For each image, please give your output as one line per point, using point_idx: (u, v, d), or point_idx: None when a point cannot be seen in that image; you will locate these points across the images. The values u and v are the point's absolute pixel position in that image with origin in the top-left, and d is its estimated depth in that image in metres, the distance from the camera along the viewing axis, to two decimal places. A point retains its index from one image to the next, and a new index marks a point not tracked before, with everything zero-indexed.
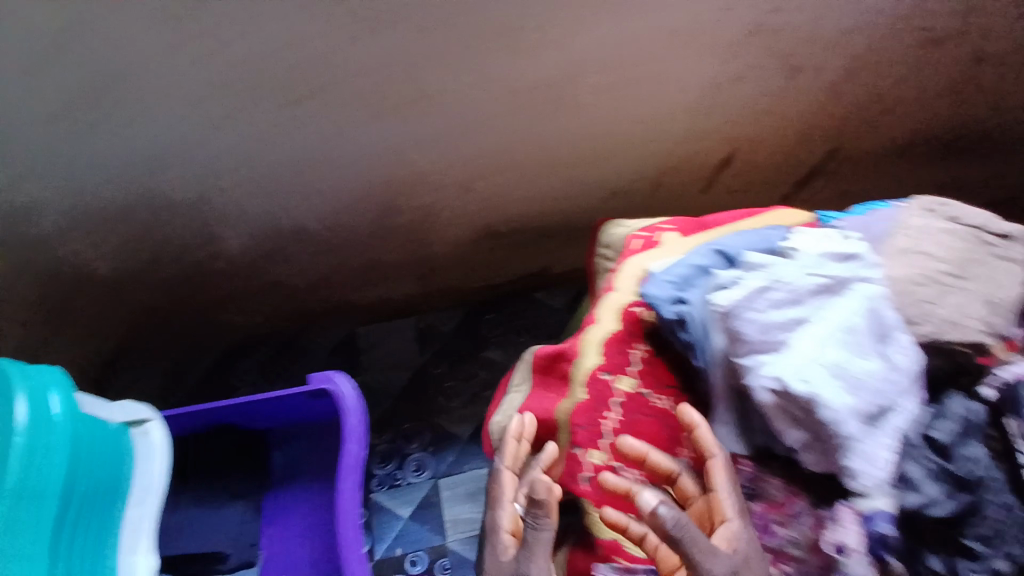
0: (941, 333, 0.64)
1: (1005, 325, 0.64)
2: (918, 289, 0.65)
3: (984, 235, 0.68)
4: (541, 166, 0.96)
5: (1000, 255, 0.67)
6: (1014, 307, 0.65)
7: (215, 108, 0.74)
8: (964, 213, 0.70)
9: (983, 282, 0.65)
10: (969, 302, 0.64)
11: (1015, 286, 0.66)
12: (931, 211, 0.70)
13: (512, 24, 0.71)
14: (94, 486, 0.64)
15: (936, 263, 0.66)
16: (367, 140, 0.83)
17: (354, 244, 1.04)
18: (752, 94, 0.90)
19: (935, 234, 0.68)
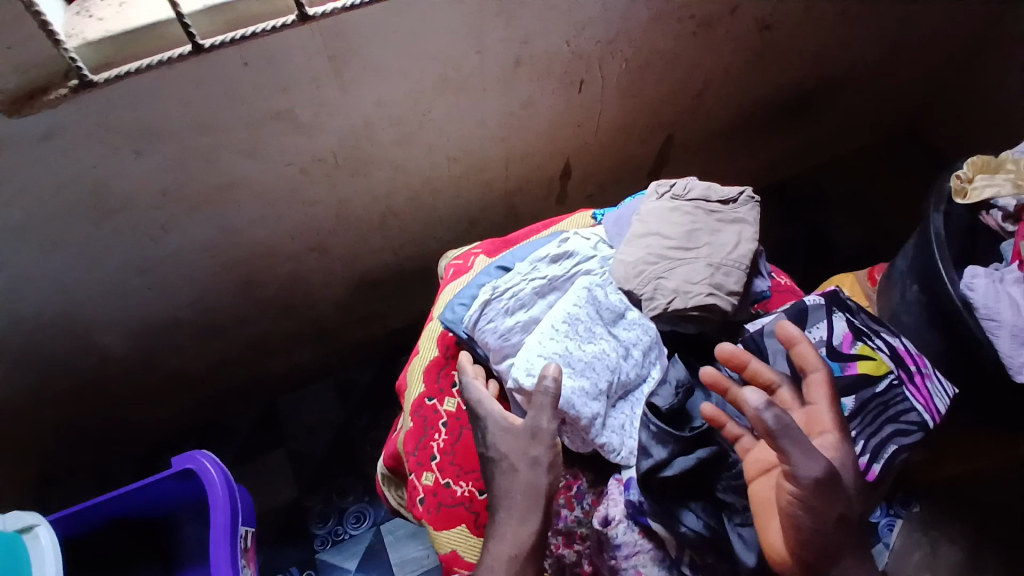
0: (674, 307, 0.60)
1: (737, 285, 0.61)
2: (644, 268, 0.63)
3: (707, 203, 0.66)
4: (384, 216, 1.00)
5: (724, 219, 0.65)
6: (743, 265, 0.61)
7: (29, 242, 0.75)
8: (689, 188, 0.68)
9: (710, 249, 0.62)
10: (696, 269, 0.61)
11: (742, 248, 0.62)
12: (660, 195, 0.69)
13: (287, 113, 0.75)
14: None
15: (662, 240, 0.64)
16: (197, 231, 0.86)
17: (235, 328, 1.08)
18: (552, 109, 0.96)
19: (662, 213, 0.66)
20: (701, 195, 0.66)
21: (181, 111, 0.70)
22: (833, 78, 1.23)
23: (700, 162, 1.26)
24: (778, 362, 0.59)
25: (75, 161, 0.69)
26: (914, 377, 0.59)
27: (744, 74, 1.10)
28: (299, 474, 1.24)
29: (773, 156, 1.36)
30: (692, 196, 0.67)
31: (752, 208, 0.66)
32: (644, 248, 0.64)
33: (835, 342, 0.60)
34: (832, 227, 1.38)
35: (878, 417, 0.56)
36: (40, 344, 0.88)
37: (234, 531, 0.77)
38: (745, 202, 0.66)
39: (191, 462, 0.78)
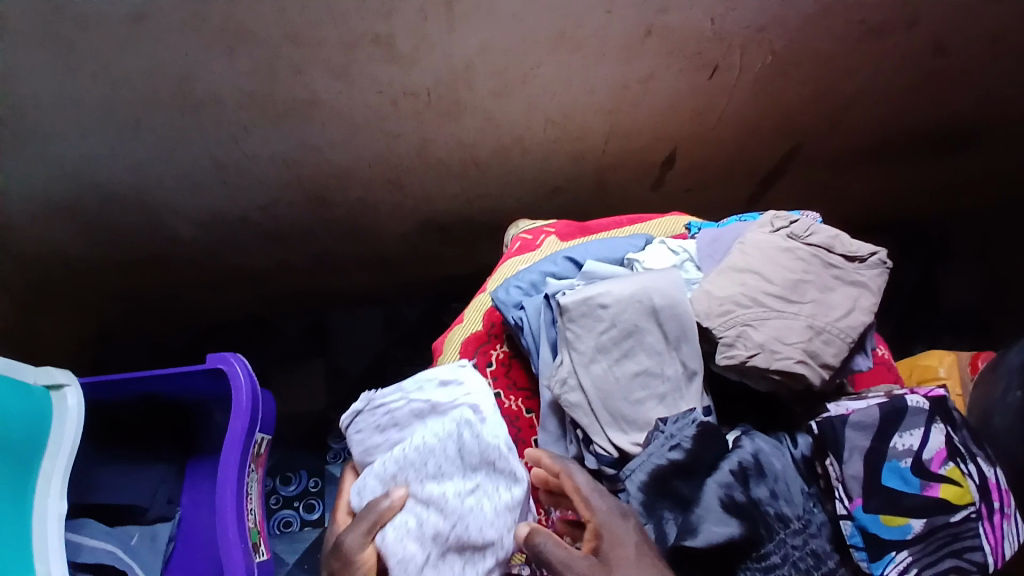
0: (754, 363, 0.51)
1: (834, 359, 0.52)
2: (732, 308, 0.54)
3: (829, 255, 0.57)
4: (467, 162, 0.94)
5: (843, 279, 0.55)
6: (849, 338, 0.52)
7: (133, 107, 0.77)
8: (811, 231, 0.59)
9: (815, 308, 0.54)
10: (793, 327, 0.52)
11: (853, 318, 0.53)
12: (774, 229, 0.60)
13: (386, 40, 0.71)
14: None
15: (762, 282, 0.55)
16: (282, 137, 0.84)
17: (299, 237, 1.07)
18: (673, 90, 0.86)
19: (772, 251, 0.57)
20: (824, 243, 0.57)
21: (277, 18, 0.68)
22: (1011, 120, 1.04)
23: (823, 179, 1.12)
24: (852, 462, 0.50)
25: (170, 48, 0.70)
26: (995, 514, 0.50)
27: (904, 97, 0.95)
28: (331, 390, 1.25)
29: (909, 194, 1.19)
30: (813, 241, 0.58)
31: (879, 275, 0.56)
32: (739, 285, 0.55)
33: (925, 456, 0.50)
34: (953, 286, 1.21)
35: (941, 549, 0.48)
36: (122, 204, 0.95)
37: (248, 440, 0.78)
38: (873, 265, 0.57)
39: (223, 364, 0.80)
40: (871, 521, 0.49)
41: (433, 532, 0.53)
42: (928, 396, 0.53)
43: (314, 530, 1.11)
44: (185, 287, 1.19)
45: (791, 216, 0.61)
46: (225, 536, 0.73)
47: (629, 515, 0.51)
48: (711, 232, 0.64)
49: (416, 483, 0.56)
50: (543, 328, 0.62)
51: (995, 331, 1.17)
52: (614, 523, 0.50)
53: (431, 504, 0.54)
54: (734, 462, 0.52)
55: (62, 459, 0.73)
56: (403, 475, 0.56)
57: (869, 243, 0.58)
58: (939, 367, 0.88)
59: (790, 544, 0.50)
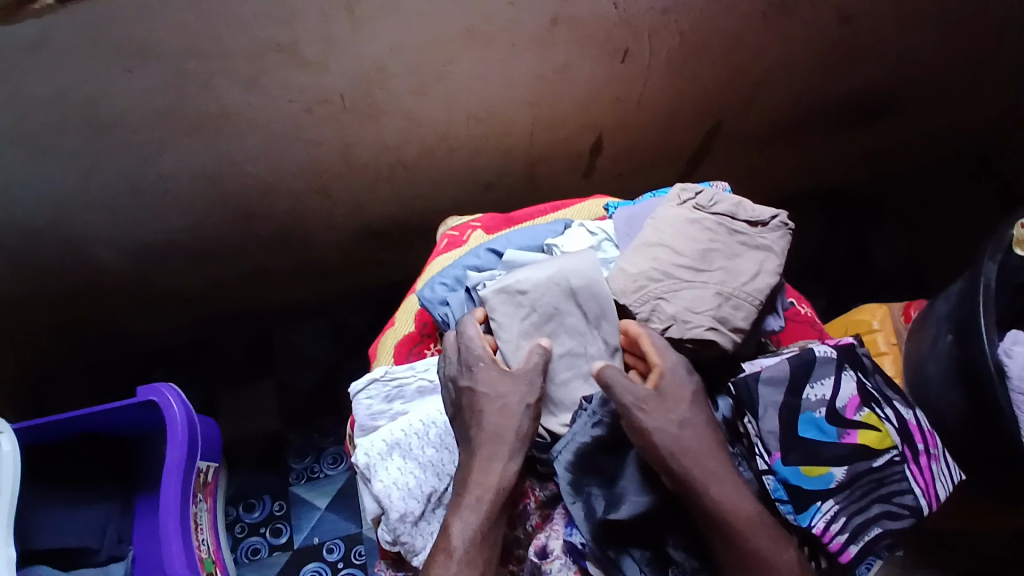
0: (669, 334, 0.54)
1: (745, 322, 0.54)
2: (645, 283, 0.56)
3: (733, 222, 0.58)
4: (395, 164, 0.94)
5: (748, 244, 0.57)
6: (757, 300, 0.54)
7: (36, 136, 0.74)
8: (715, 201, 0.60)
9: (723, 275, 0.55)
10: (703, 296, 0.54)
11: (760, 281, 0.55)
12: (681, 202, 0.61)
13: (291, 46, 0.71)
14: None
15: (672, 255, 0.56)
16: (201, 154, 0.82)
17: (234, 256, 1.05)
18: (590, 77, 0.87)
19: (679, 223, 0.59)
20: (728, 211, 0.59)
21: (175, 32, 0.66)
22: (917, 82, 1.09)
23: (750, 153, 1.15)
24: (768, 417, 0.51)
25: (65, 72, 0.68)
26: (919, 456, 0.53)
27: (813, 67, 0.99)
28: (287, 407, 1.23)
29: (833, 160, 1.24)
30: (717, 210, 0.59)
31: (782, 236, 0.58)
32: (651, 260, 0.57)
33: (838, 406, 0.52)
34: (881, 244, 1.26)
35: (868, 495, 0.50)
36: (40, 238, 0.91)
37: (189, 467, 0.76)
38: (776, 228, 0.59)
39: (156, 393, 0.77)
40: (792, 473, 0.50)
41: (428, 490, 0.59)
42: (836, 345, 0.55)
43: (284, 554, 1.10)
44: (122, 318, 1.16)
45: (697, 187, 0.63)
46: (172, 567, 0.71)
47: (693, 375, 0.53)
48: (624, 210, 0.66)
49: (414, 448, 0.61)
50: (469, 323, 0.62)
51: (924, 283, 1.22)
52: (678, 376, 0.52)
53: (427, 464, 0.60)
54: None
55: (2, 506, 0.70)
56: (400, 439, 0.62)
57: (771, 207, 0.60)
58: (872, 320, 0.91)
59: None
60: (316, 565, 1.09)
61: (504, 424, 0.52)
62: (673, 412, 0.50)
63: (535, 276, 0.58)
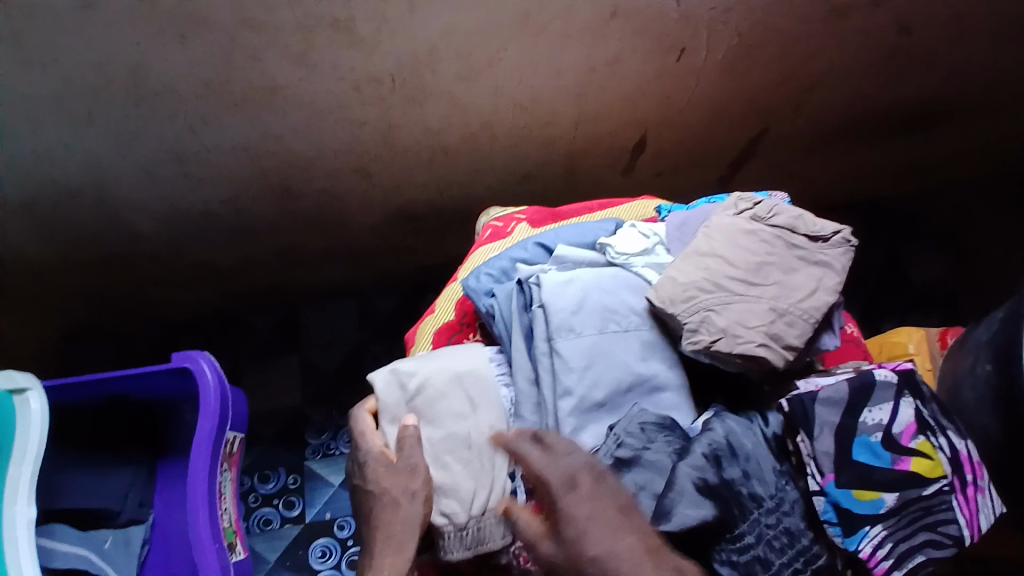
0: (719, 348, 0.51)
1: (798, 340, 0.52)
2: (695, 294, 0.54)
3: (792, 235, 0.57)
4: (435, 149, 0.92)
5: (808, 259, 0.56)
6: (812, 319, 0.53)
7: (85, 99, 0.74)
8: (774, 212, 0.59)
9: (777, 290, 0.54)
10: (754, 311, 0.53)
11: (817, 298, 0.54)
12: (738, 211, 0.60)
13: (346, 24, 0.69)
14: None
15: (725, 266, 0.55)
16: (245, 126, 0.82)
17: (266, 230, 1.05)
18: (641, 72, 0.85)
19: (735, 234, 0.58)
20: (787, 224, 0.58)
21: (231, 1, 0.65)
22: (970, 99, 1.06)
23: (792, 161, 1.13)
24: (824, 438, 0.51)
25: (119, 35, 0.67)
26: (967, 487, 0.51)
27: (866, 76, 0.96)
28: (306, 384, 1.23)
29: (874, 173, 1.21)
30: (776, 222, 0.58)
31: (843, 253, 0.57)
32: (702, 271, 0.55)
33: (894, 430, 0.51)
34: (917, 261, 1.23)
35: (915, 523, 0.49)
36: (79, 201, 0.91)
37: (219, 439, 0.76)
38: (838, 244, 0.57)
39: (190, 362, 0.77)
40: (843, 496, 0.49)
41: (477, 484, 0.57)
42: (896, 369, 0.54)
43: (295, 527, 1.11)
44: (150, 285, 1.16)
45: (756, 198, 0.62)
46: (198, 537, 0.71)
47: (578, 484, 0.49)
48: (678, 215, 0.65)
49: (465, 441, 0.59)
50: (512, 320, 0.61)
51: (958, 304, 1.20)
52: (566, 497, 0.48)
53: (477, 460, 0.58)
54: (706, 445, 0.51)
55: (30, 464, 0.71)
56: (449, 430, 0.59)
57: (833, 222, 0.59)
58: (908, 343, 0.91)
59: (764, 524, 0.50)
60: (326, 541, 1.10)
61: (390, 516, 0.56)
62: (590, 544, 0.46)
63: (582, 273, 0.61)
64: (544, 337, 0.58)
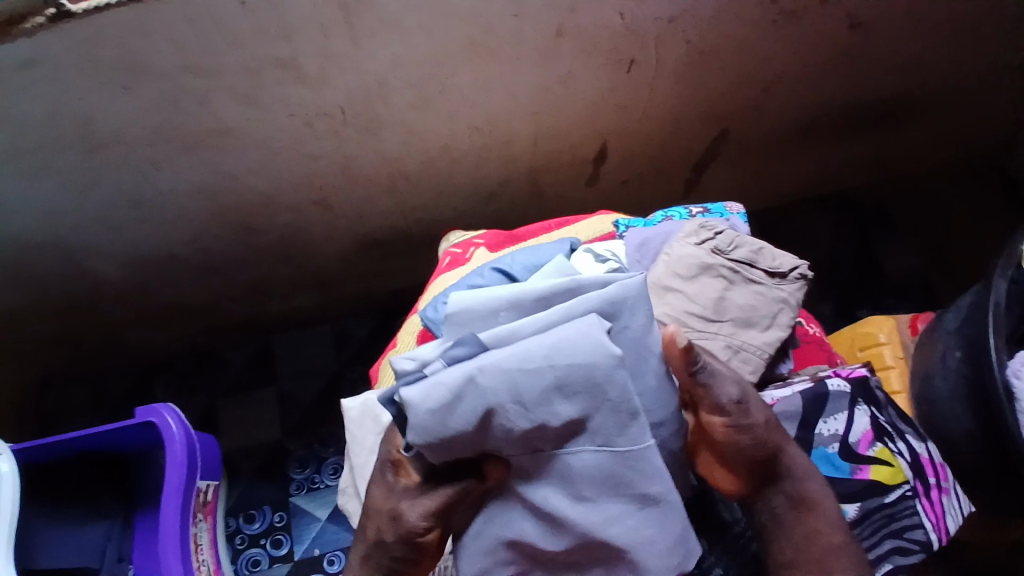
0: None
1: (752, 375, 0.55)
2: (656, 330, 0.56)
3: (751, 271, 0.58)
4: (396, 176, 0.92)
5: (764, 296, 0.57)
6: (767, 354, 0.55)
7: (31, 153, 0.73)
8: (735, 244, 0.59)
9: (734, 327, 0.56)
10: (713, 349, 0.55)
11: (771, 333, 0.56)
12: (700, 241, 0.60)
13: (290, 62, 0.69)
14: None
15: (685, 302, 0.56)
16: (200, 168, 0.81)
17: (234, 267, 1.04)
18: (594, 88, 0.85)
19: (693, 268, 0.58)
20: (748, 258, 0.59)
21: (170, 50, 0.65)
22: (925, 90, 1.07)
23: (755, 162, 1.14)
24: None
25: (59, 91, 0.66)
26: (931, 490, 0.55)
27: (821, 76, 0.97)
28: (288, 417, 1.23)
29: (838, 167, 1.22)
30: (736, 256, 0.59)
31: (798, 289, 0.58)
32: (664, 304, 0.57)
33: (850, 440, 0.56)
34: (886, 252, 1.25)
35: (880, 531, 0.53)
36: (37, 252, 0.90)
37: (189, 489, 0.75)
38: (794, 280, 0.58)
39: (155, 414, 0.76)
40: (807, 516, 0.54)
41: None
42: (849, 378, 0.59)
43: (284, 565, 1.10)
44: (121, 328, 1.15)
45: (717, 225, 0.61)
46: None
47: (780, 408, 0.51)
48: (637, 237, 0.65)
49: None
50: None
51: (930, 293, 1.21)
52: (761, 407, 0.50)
53: None
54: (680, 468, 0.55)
55: (1, 528, 0.72)
56: None
57: (792, 256, 0.60)
58: (879, 334, 0.90)
59: None
60: None
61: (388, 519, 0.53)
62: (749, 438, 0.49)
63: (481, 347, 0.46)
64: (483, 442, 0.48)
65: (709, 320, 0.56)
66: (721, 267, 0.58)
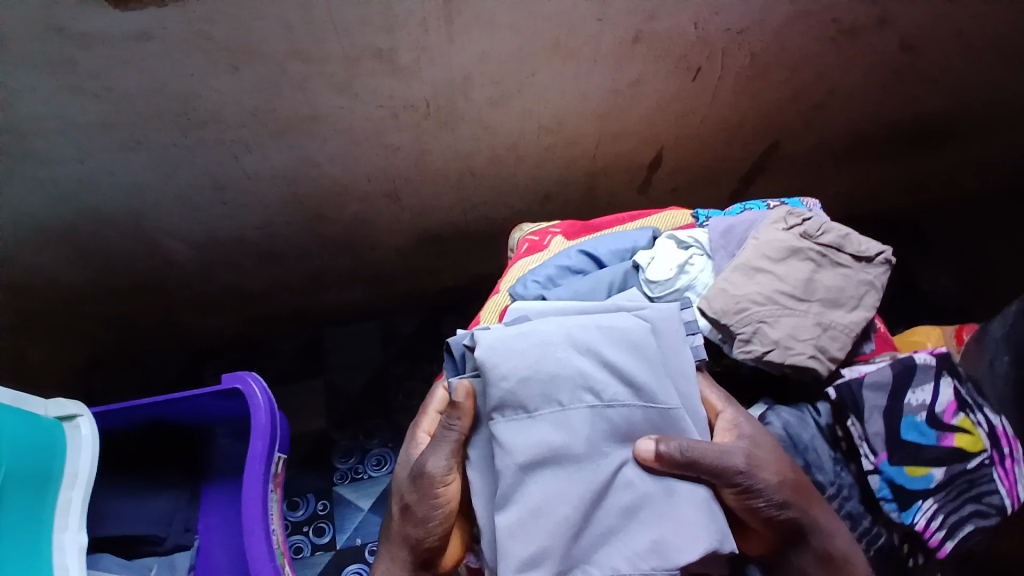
0: (771, 357, 0.59)
1: (840, 351, 0.60)
2: (748, 306, 0.61)
3: (838, 254, 0.64)
4: (463, 172, 0.96)
5: (849, 278, 0.63)
6: (852, 332, 0.60)
7: (135, 126, 0.78)
8: (823, 230, 0.65)
9: (822, 306, 0.61)
10: (803, 324, 0.60)
11: (856, 314, 0.62)
12: (788, 227, 0.66)
13: (388, 54, 0.73)
14: (14, 474, 0.67)
15: (775, 281, 0.62)
16: (286, 152, 0.86)
17: (296, 254, 1.08)
18: (660, 94, 0.90)
19: (784, 251, 0.63)
20: (835, 243, 0.64)
21: (283, 35, 0.69)
22: (969, 115, 1.12)
23: (801, 177, 1.18)
24: (873, 420, 0.60)
25: (174, 67, 0.71)
26: (1005, 459, 0.59)
27: (872, 95, 1.01)
28: (333, 407, 1.25)
29: (878, 187, 1.26)
30: (825, 240, 0.64)
31: (883, 273, 0.64)
32: (756, 283, 0.62)
33: (937, 410, 0.60)
34: (924, 273, 1.27)
35: (961, 495, 0.58)
36: (119, 225, 0.94)
37: (270, 457, 0.78)
38: (878, 265, 0.64)
39: (241, 382, 0.79)
40: (897, 473, 0.59)
41: None
42: (934, 354, 0.62)
43: (325, 554, 1.11)
44: (180, 310, 1.18)
45: (804, 213, 0.67)
46: (255, 555, 0.72)
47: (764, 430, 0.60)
48: (719, 226, 0.69)
49: None
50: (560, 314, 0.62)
51: (967, 314, 1.23)
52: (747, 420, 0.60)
53: None
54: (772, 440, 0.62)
55: (79, 489, 0.75)
56: None
57: (876, 242, 0.65)
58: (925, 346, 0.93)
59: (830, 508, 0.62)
60: (357, 567, 1.09)
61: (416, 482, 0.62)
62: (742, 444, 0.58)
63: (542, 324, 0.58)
64: (530, 406, 0.54)
65: (795, 299, 0.61)
66: (810, 249, 0.64)
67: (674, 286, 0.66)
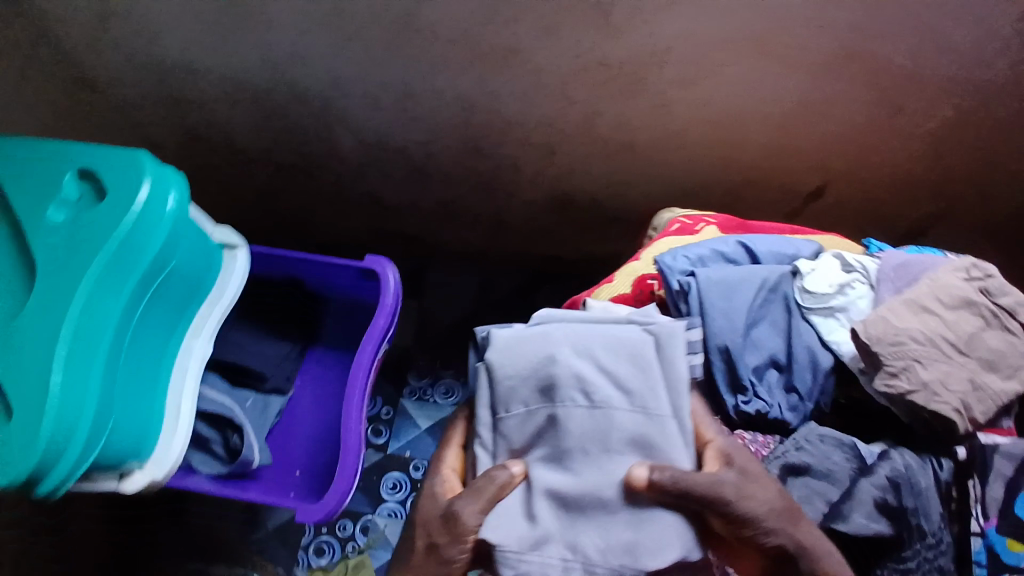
0: (913, 397, 0.61)
1: (983, 414, 0.62)
2: (907, 343, 0.62)
3: (1010, 320, 0.65)
4: (621, 145, 0.99)
5: (1016, 347, 0.64)
6: (1001, 400, 0.62)
7: (357, 19, 0.85)
8: (1002, 292, 0.66)
9: (979, 364, 0.63)
10: (956, 375, 0.62)
11: (1010, 383, 0.63)
12: (968, 279, 0.67)
13: (604, 9, 0.77)
14: (174, 275, 0.73)
15: (941, 327, 0.64)
16: (473, 78, 0.91)
17: (439, 179, 1.15)
18: (844, 121, 0.88)
19: (957, 302, 0.65)
20: (1011, 308, 0.66)
21: None
22: None
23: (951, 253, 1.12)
24: (995, 486, 0.61)
25: None
26: None
27: None
28: (420, 331, 1.33)
29: None
30: (1001, 303, 0.66)
31: None
32: (921, 321, 0.64)
33: None
34: None
35: None
36: (303, 108, 1.03)
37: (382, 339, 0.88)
38: None
39: (378, 267, 0.89)
40: (998, 542, 0.60)
41: None
42: None
43: (377, 453, 1.19)
44: (317, 202, 1.27)
45: (988, 269, 0.68)
46: (349, 415, 0.83)
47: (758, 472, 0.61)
48: (893, 261, 0.71)
49: None
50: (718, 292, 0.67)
51: None
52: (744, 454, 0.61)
53: None
54: (888, 471, 0.62)
55: (218, 310, 0.82)
56: None
57: None
58: None
59: (924, 556, 0.60)
60: (401, 475, 1.17)
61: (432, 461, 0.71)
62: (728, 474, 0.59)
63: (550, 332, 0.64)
64: (524, 401, 0.61)
65: (954, 349, 0.63)
66: (983, 308, 0.66)
67: (828, 303, 0.69)
